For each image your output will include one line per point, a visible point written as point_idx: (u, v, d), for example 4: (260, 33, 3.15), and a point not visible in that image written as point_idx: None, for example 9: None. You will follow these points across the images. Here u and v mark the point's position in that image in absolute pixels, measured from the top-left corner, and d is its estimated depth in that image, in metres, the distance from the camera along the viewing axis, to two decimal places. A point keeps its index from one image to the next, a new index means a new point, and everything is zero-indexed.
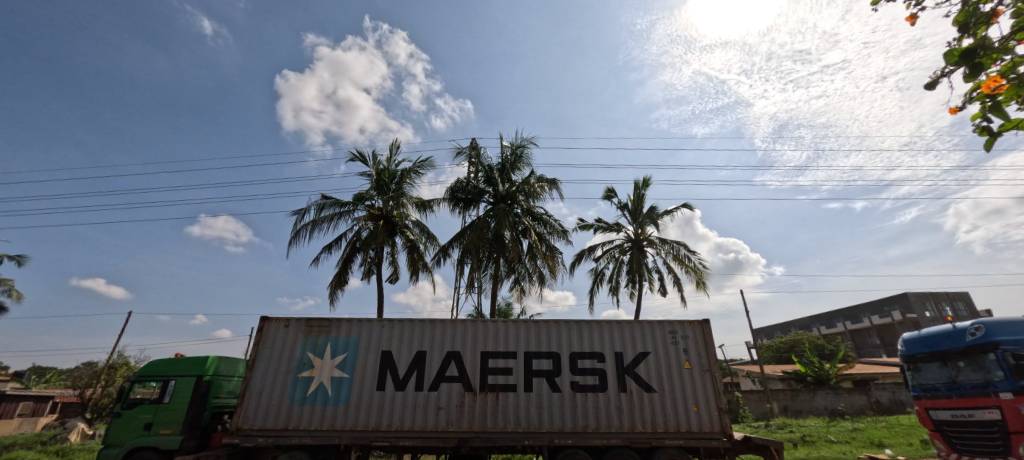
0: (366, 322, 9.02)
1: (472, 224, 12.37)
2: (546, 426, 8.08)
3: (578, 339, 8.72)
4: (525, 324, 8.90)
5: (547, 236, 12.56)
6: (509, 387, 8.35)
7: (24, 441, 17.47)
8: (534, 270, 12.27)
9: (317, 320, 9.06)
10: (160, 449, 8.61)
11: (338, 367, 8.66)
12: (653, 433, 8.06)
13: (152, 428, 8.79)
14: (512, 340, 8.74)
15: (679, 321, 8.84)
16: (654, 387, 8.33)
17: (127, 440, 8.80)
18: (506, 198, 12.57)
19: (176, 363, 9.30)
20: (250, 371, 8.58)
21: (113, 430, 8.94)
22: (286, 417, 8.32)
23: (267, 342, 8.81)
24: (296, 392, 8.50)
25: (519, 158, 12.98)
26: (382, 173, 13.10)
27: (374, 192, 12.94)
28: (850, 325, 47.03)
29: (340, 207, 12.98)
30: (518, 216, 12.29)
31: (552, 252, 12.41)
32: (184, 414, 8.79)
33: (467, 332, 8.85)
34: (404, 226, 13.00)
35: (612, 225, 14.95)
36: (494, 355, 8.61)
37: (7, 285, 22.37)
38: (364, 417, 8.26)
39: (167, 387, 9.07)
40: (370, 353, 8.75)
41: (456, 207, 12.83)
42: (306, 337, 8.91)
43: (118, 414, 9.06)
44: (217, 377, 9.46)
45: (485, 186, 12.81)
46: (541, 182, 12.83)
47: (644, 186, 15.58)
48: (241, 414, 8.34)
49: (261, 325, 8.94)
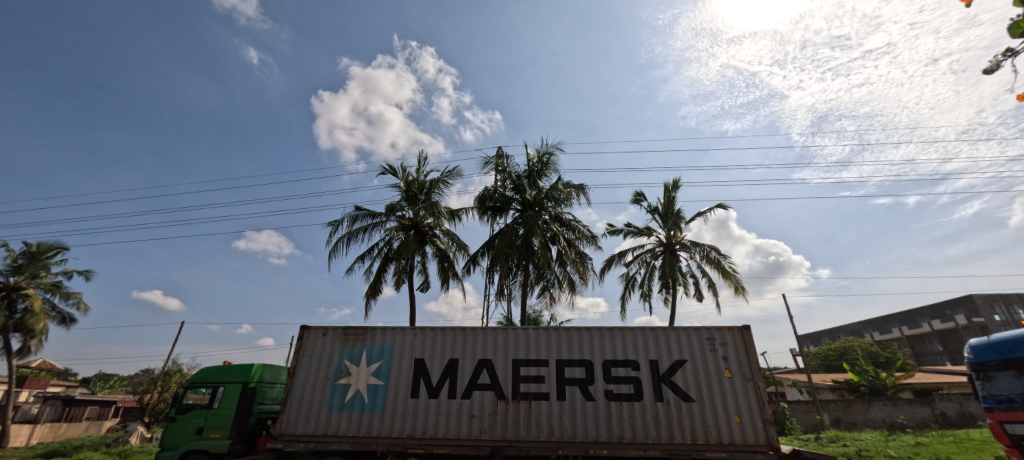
0: (399, 330, 9.17)
1: (501, 230, 12.35)
2: (579, 436, 7.91)
3: (610, 347, 8.50)
4: (556, 331, 8.76)
5: (575, 241, 12.42)
6: (541, 395, 8.24)
7: (91, 443, 18.80)
8: (564, 276, 12.05)
9: (352, 329, 9.30)
10: (210, 453, 9.03)
11: (374, 374, 8.82)
12: (693, 445, 7.73)
13: (203, 433, 9.24)
14: (543, 348, 8.64)
15: (717, 328, 8.46)
16: (692, 396, 8.00)
17: (181, 443, 9.29)
18: (534, 205, 12.51)
19: (224, 371, 9.77)
20: (292, 377, 8.92)
21: (168, 434, 9.46)
22: (326, 423, 8.55)
23: (307, 350, 9.13)
24: (335, 399, 8.71)
25: (545, 165, 12.95)
26: (411, 184, 13.32)
27: (405, 203, 13.17)
28: (907, 331, 43.88)
29: (372, 218, 13.31)
30: (546, 222, 12.18)
31: (582, 259, 12.22)
32: (232, 419, 9.21)
33: (498, 339, 8.82)
34: (434, 235, 13.16)
35: (642, 228, 14.58)
36: (525, 363, 8.54)
37: (77, 298, 24.29)
38: (399, 424, 8.36)
39: (216, 393, 9.53)
40: (404, 361, 8.88)
41: (485, 216, 12.81)
42: (343, 345, 9.14)
43: (173, 419, 9.60)
44: (261, 384, 9.83)
45: (513, 194, 12.74)
46: (568, 188, 12.72)
47: (675, 188, 15.11)
48: (284, 419, 8.66)
49: (302, 333, 9.29)
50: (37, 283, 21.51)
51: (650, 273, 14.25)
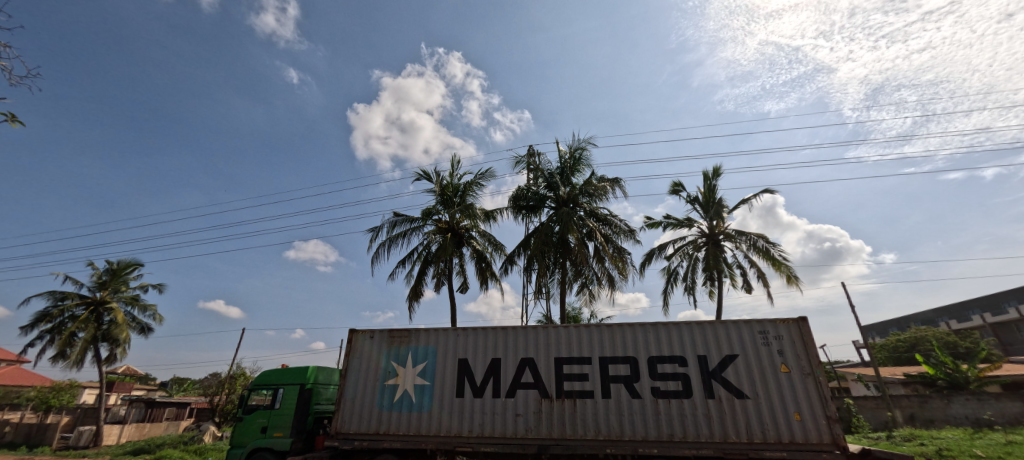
0: (442, 331, 9.33)
1: (537, 229, 12.28)
2: (627, 435, 7.73)
3: (655, 342, 8.24)
4: (598, 328, 8.61)
5: (613, 236, 12.16)
6: (585, 393, 8.12)
7: (171, 441, 20.48)
8: (603, 272, 11.81)
9: (397, 331, 9.56)
10: (274, 450, 9.58)
11: (420, 374, 9.03)
12: (750, 444, 7.35)
13: (267, 431, 9.82)
14: (585, 345, 8.50)
15: (770, 320, 7.99)
16: (746, 393, 7.62)
17: (248, 441, 9.92)
18: (568, 202, 12.35)
19: (283, 373, 10.34)
20: (343, 379, 9.31)
21: (237, 432, 10.15)
22: (377, 422, 8.85)
23: (356, 352, 9.49)
24: (385, 398, 9.00)
25: (577, 160, 12.77)
26: (446, 187, 13.50)
27: (440, 207, 13.38)
28: (990, 317, 39.86)
29: (410, 223, 13.62)
30: (582, 219, 11.99)
31: (621, 254, 11.93)
32: (292, 419, 9.72)
33: (539, 338, 8.78)
34: (470, 237, 13.30)
35: (682, 220, 14.04)
36: (568, 361, 8.44)
37: (152, 309, 26.47)
38: (447, 423, 8.51)
39: (277, 394, 10.10)
40: (448, 361, 9.03)
41: (519, 215, 12.78)
42: (389, 347, 9.42)
43: (241, 419, 10.27)
44: (317, 386, 10.31)
45: (546, 192, 12.63)
46: (603, 182, 12.47)
47: (715, 176, 14.45)
48: (339, 418, 9.06)
49: (351, 336, 9.67)
50: (119, 298, 23.61)
51: (693, 266, 13.71)
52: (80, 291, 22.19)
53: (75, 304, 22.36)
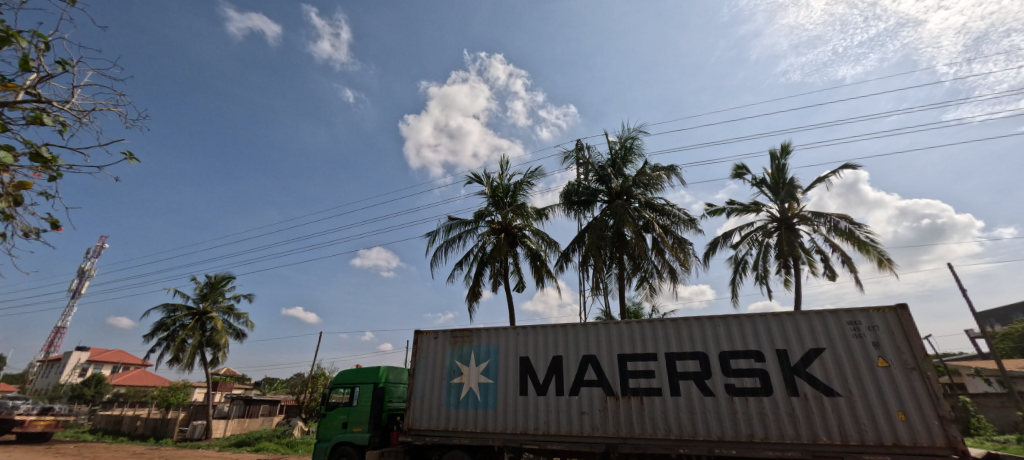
0: (502, 330, 9.39)
1: (590, 224, 11.98)
2: (701, 434, 7.31)
3: (727, 336, 7.71)
4: (662, 323, 8.22)
5: (672, 227, 11.58)
6: (653, 391, 7.79)
7: (266, 435, 22.55)
8: (663, 265, 11.28)
9: (459, 331, 9.77)
10: (355, 444, 10.20)
11: (483, 373, 9.17)
12: (844, 446, 6.66)
13: (348, 427, 10.47)
14: (650, 341, 8.15)
15: (861, 309, 7.18)
16: (836, 390, 6.91)
17: (332, 436, 10.64)
18: (622, 194, 11.92)
19: (358, 373, 10.97)
20: (412, 378, 9.70)
21: (322, 427, 10.92)
22: (446, 419, 9.10)
23: (422, 352, 9.85)
24: (451, 396, 9.23)
25: (629, 150, 12.32)
26: (496, 189, 13.58)
27: (492, 208, 13.48)
28: None
29: (465, 226, 13.87)
30: (638, 210, 11.52)
31: (682, 244, 11.33)
32: (369, 415, 10.29)
33: (600, 334, 8.55)
34: (524, 236, 13.29)
35: (749, 205, 13.05)
36: (632, 357, 8.15)
37: (244, 317, 29.26)
38: (512, 421, 8.57)
39: (354, 392, 10.74)
40: (509, 359, 9.08)
41: (571, 211, 12.54)
42: (453, 346, 9.65)
43: (324, 415, 11.04)
44: (389, 384, 10.82)
45: (598, 185, 12.28)
46: (658, 170, 11.92)
47: (784, 154, 13.27)
48: (410, 415, 9.44)
49: (417, 337, 10.04)
50: (217, 307, 26.31)
51: (765, 253, 12.68)
52: (186, 303, 25.04)
53: (183, 314, 25.28)
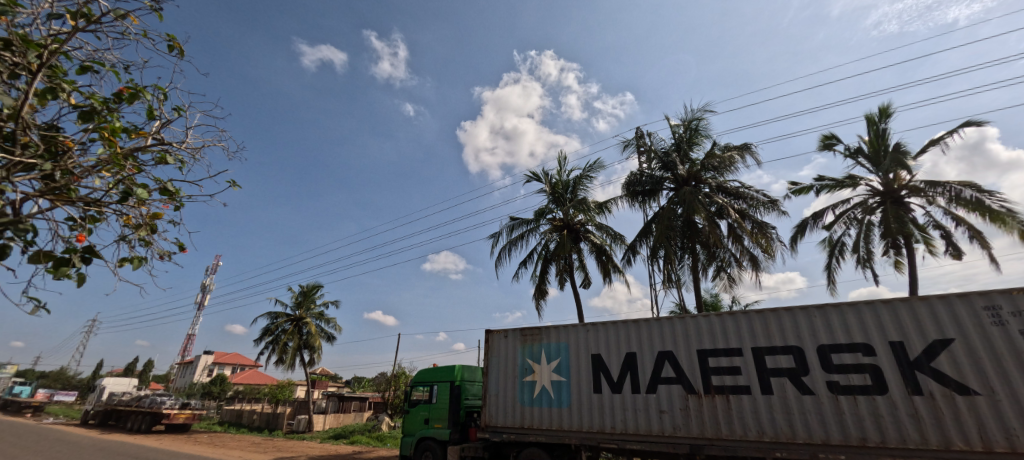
0: (571, 327, 9.20)
1: (658, 213, 11.35)
2: (801, 437, 6.60)
3: (826, 328, 6.86)
4: (746, 315, 7.53)
5: (750, 211, 10.62)
6: (740, 389, 7.17)
7: (359, 429, 24.30)
8: (743, 252, 10.37)
9: (529, 329, 9.72)
10: (437, 439, 10.58)
11: (555, 371, 9.05)
12: (987, 454, 5.64)
13: (429, 422, 10.89)
14: (733, 335, 7.51)
15: (1000, 292, 6.02)
16: (972, 388, 5.86)
17: (416, 431, 11.14)
18: (690, 180, 11.15)
19: (435, 371, 11.38)
20: (486, 376, 9.86)
21: (406, 423, 11.46)
22: (521, 416, 9.11)
23: (494, 351, 9.97)
24: (525, 394, 9.21)
25: (694, 132, 11.54)
26: (556, 185, 13.36)
27: (553, 205, 13.29)
28: None
29: (527, 225, 13.81)
30: (709, 196, 10.70)
31: (763, 228, 10.34)
32: (448, 412, 10.62)
33: (676, 329, 8.04)
34: (587, 231, 12.95)
35: (842, 179, 11.61)
36: (714, 353, 7.56)
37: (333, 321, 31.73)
38: (588, 419, 8.36)
39: (433, 390, 11.16)
40: (581, 357, 8.86)
41: (636, 202, 11.97)
42: (523, 345, 9.63)
43: (407, 411, 11.59)
44: (464, 382, 11.07)
45: (663, 173, 11.58)
46: (729, 150, 11.03)
47: (883, 118, 11.63)
48: (487, 412, 9.60)
49: (488, 336, 10.17)
50: (311, 313, 28.75)
51: (867, 233, 11.20)
52: (285, 310, 27.69)
53: (284, 320, 28.03)
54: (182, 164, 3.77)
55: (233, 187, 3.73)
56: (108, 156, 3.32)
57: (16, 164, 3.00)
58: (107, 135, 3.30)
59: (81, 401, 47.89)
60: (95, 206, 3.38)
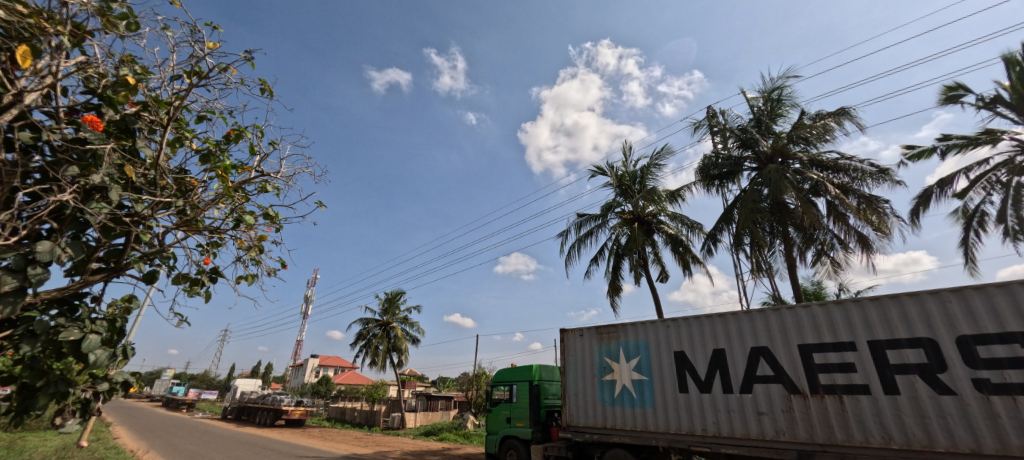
0: (650, 323, 8.67)
1: (740, 197, 10.36)
2: (942, 445, 5.56)
3: (966, 316, 5.71)
4: (858, 304, 6.52)
5: (853, 184, 9.31)
6: (856, 389, 6.23)
7: (447, 427, 25.26)
8: (848, 232, 9.11)
9: (604, 327, 9.34)
10: (520, 438, 10.56)
11: (635, 370, 8.59)
12: None
13: (511, 421, 10.92)
14: (842, 327, 6.54)
15: None
16: None
17: (499, 429, 11.22)
18: (776, 156, 10.04)
19: (513, 371, 11.41)
20: (563, 376, 9.66)
21: (490, 422, 11.60)
22: (603, 416, 8.77)
23: (570, 350, 9.74)
24: (605, 394, 8.86)
25: (777, 103, 10.42)
26: (622, 178, 12.77)
27: (621, 198, 12.73)
28: None
29: (595, 221, 13.37)
30: (800, 172, 9.54)
31: (872, 203, 8.99)
32: (529, 411, 10.57)
33: (771, 322, 7.21)
34: (660, 222, 12.23)
35: (975, 136, 9.78)
36: (820, 348, 6.65)
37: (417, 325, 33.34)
38: (675, 421, 7.80)
39: (512, 390, 11.19)
40: (663, 355, 8.31)
41: (713, 186, 11.05)
42: (599, 343, 9.27)
43: (490, 410, 11.73)
44: (543, 382, 10.95)
45: (742, 152, 10.51)
46: (821, 118, 9.81)
47: None
48: (567, 412, 9.39)
49: (562, 335, 9.97)
50: (397, 318, 30.45)
51: (1016, 198, 9.29)
52: (374, 316, 29.63)
53: (374, 325, 30.00)
54: (277, 192, 4.19)
55: (319, 206, 4.32)
56: (222, 189, 3.70)
57: (158, 203, 3.48)
58: (222, 173, 3.71)
59: (219, 399, 55.62)
60: (217, 233, 3.81)
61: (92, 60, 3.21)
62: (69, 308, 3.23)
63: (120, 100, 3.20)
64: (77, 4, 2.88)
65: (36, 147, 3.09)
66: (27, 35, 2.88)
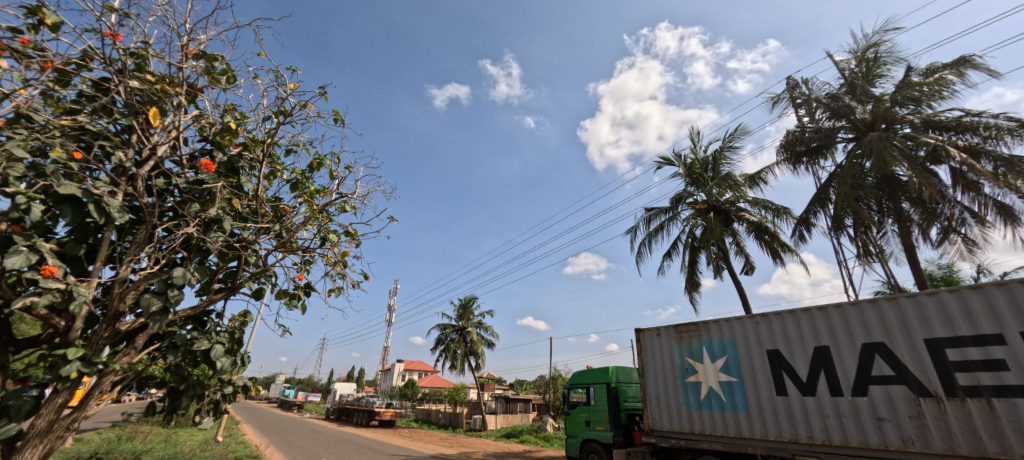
0: (736, 320, 7.89)
1: (836, 173, 9.15)
2: None
3: None
4: (1003, 288, 5.35)
5: (985, 145, 7.83)
6: (1010, 391, 5.12)
7: (527, 429, 25.28)
8: (984, 202, 7.66)
9: (684, 325, 8.69)
10: (601, 442, 10.16)
11: (723, 371, 7.86)
12: None
13: (591, 425, 10.56)
14: (983, 316, 5.41)
15: None
16: None
17: (578, 433, 10.90)
18: (878, 123, 8.74)
19: (590, 373, 11.06)
20: (642, 378, 9.14)
21: (568, 425, 11.32)
22: (689, 421, 8.14)
23: (647, 351, 9.20)
24: (690, 397, 8.22)
25: (874, 63, 9.13)
26: (692, 166, 11.91)
27: (692, 188, 11.88)
28: None
29: (665, 214, 12.61)
30: (911, 138, 8.21)
31: (1014, 165, 7.49)
32: (608, 414, 10.15)
33: (886, 314, 6.16)
34: (740, 210, 11.22)
35: None
36: (954, 343, 5.56)
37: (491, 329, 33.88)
38: (775, 427, 6.99)
39: (590, 392, 10.84)
40: (753, 354, 7.50)
41: (801, 165, 9.90)
42: (680, 343, 8.64)
43: (568, 413, 11.45)
44: (621, 384, 10.46)
45: (835, 122, 9.27)
46: (934, 73, 8.42)
47: None
48: (649, 416, 8.85)
49: (638, 335, 9.45)
50: (472, 323, 31.18)
51: None
52: (450, 321, 30.61)
53: (451, 331, 30.97)
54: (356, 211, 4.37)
55: (392, 220, 4.59)
56: (310, 212, 3.90)
57: (261, 229, 3.76)
58: (309, 197, 3.92)
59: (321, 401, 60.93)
60: (309, 253, 4.04)
61: (204, 112, 3.58)
62: (201, 324, 3.56)
63: (226, 144, 3.51)
64: (190, 65, 3.24)
65: (169, 190, 3.49)
66: (156, 99, 3.22)
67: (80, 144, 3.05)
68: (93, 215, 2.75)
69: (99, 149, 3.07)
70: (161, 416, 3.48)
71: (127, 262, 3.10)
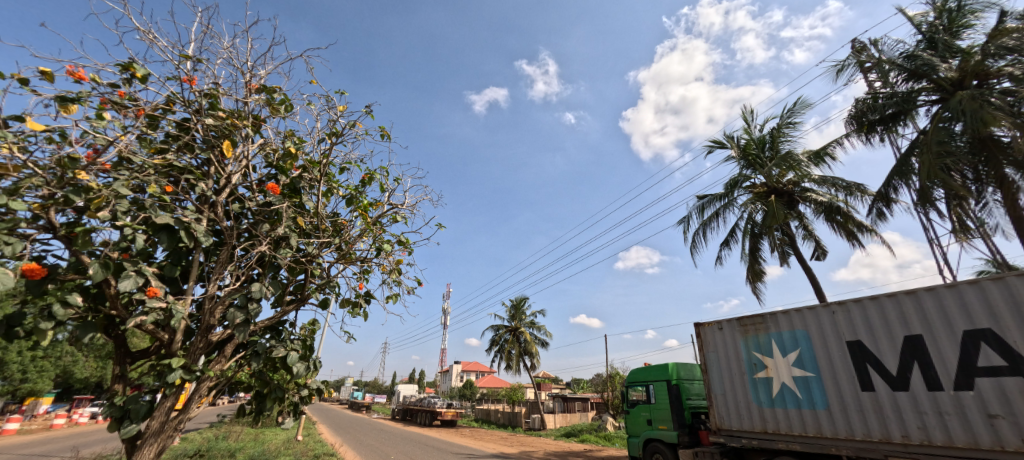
0: (808, 310, 7.23)
1: (919, 140, 8.19)
2: None
3: None
4: None
5: None
6: None
7: (587, 428, 24.89)
8: None
9: (749, 318, 8.11)
10: (665, 442, 9.72)
11: (796, 365, 7.22)
12: None
13: (653, 424, 10.14)
14: None
15: None
16: None
17: (640, 432, 10.50)
18: (969, 79, 7.72)
19: (648, 371, 10.65)
20: (706, 374, 8.63)
21: (629, 424, 10.94)
22: (762, 419, 7.57)
23: (709, 346, 8.68)
24: (760, 394, 7.65)
25: (958, 13, 8.07)
26: (747, 147, 11.14)
27: (748, 171, 11.12)
28: None
29: (719, 200, 11.89)
30: (1011, 93, 7.18)
31: None
32: (671, 413, 9.69)
33: (993, 297, 5.36)
34: (805, 191, 10.36)
35: None
36: None
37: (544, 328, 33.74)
38: (862, 426, 6.31)
39: (650, 390, 10.42)
40: (831, 346, 6.83)
41: (876, 135, 8.96)
42: (745, 337, 8.07)
43: (628, 412, 11.07)
44: (683, 381, 9.96)
45: (916, 83, 8.32)
46: None
47: None
48: (716, 414, 8.34)
49: (698, 330, 8.95)
50: (524, 323, 31.21)
51: None
52: (503, 322, 30.81)
53: (504, 331, 31.17)
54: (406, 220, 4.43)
55: (440, 227, 4.62)
56: (365, 225, 3.97)
57: (323, 244, 3.86)
58: (363, 211, 3.99)
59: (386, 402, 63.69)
60: (365, 263, 4.12)
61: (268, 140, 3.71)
62: (278, 333, 3.75)
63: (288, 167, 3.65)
64: (254, 99, 3.40)
65: (243, 213, 3.67)
66: (228, 133, 3.38)
67: (170, 179, 3.26)
68: (185, 241, 2.94)
69: (185, 183, 3.27)
70: (250, 418, 3.63)
71: (213, 280, 3.29)
